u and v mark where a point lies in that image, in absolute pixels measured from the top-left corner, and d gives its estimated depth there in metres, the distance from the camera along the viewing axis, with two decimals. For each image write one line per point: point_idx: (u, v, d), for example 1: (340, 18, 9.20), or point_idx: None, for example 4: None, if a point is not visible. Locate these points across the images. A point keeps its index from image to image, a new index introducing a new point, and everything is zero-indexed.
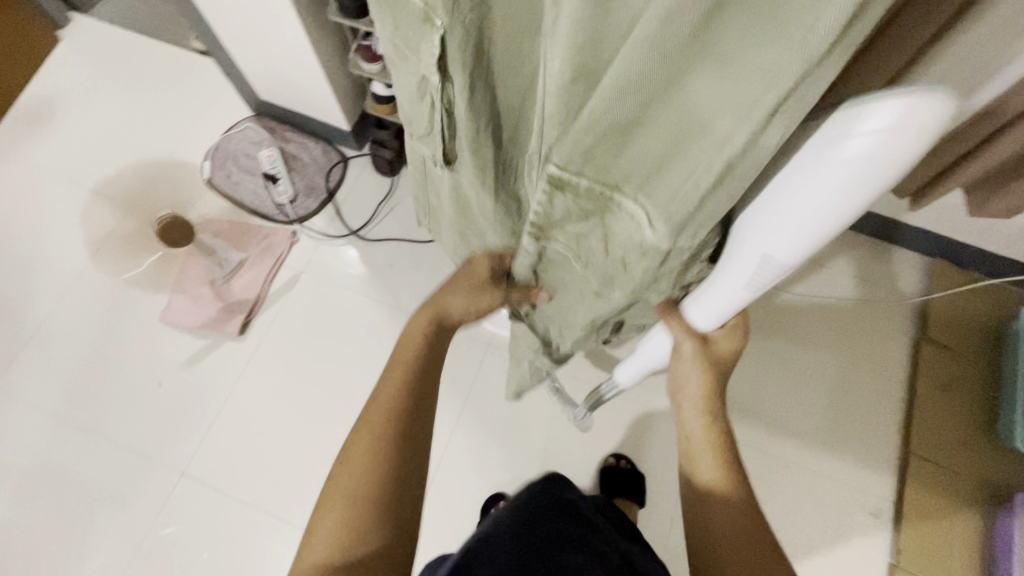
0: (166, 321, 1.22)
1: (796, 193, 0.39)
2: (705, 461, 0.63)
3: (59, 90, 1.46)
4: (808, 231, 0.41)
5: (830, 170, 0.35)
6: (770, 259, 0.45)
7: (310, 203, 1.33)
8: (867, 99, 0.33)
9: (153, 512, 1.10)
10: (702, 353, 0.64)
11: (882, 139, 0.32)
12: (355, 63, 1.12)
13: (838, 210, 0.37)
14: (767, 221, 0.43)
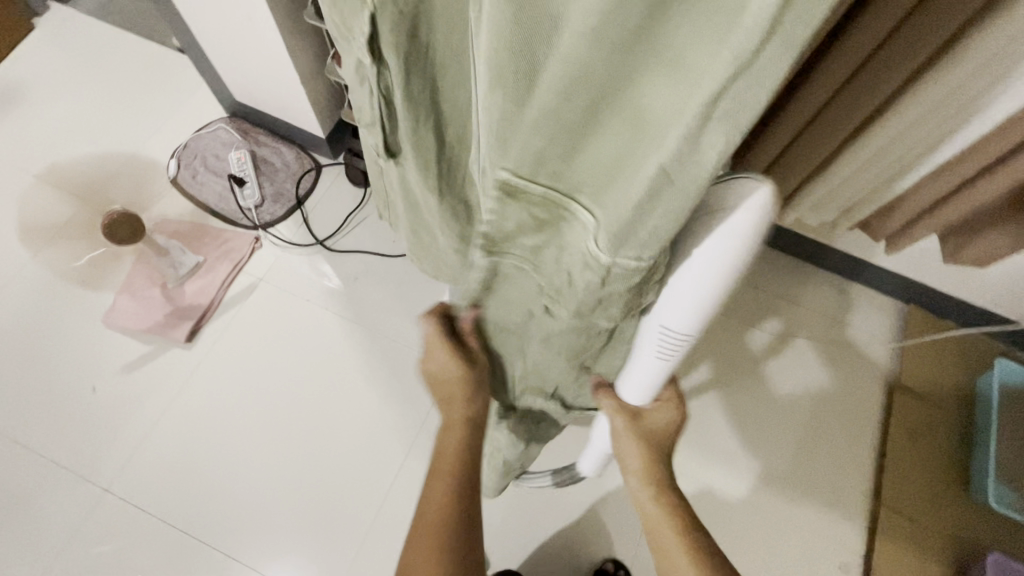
0: (109, 325, 1.14)
1: (681, 274, 0.42)
2: (681, 567, 0.54)
3: (26, 78, 1.40)
4: (697, 301, 0.43)
5: (699, 251, 0.40)
6: (669, 332, 0.48)
7: (277, 209, 1.28)
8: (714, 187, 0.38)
9: (67, 532, 0.99)
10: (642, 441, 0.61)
11: (742, 219, 0.37)
12: (331, 69, 1.09)
13: (709, 286, 0.41)
14: (662, 299, 0.46)
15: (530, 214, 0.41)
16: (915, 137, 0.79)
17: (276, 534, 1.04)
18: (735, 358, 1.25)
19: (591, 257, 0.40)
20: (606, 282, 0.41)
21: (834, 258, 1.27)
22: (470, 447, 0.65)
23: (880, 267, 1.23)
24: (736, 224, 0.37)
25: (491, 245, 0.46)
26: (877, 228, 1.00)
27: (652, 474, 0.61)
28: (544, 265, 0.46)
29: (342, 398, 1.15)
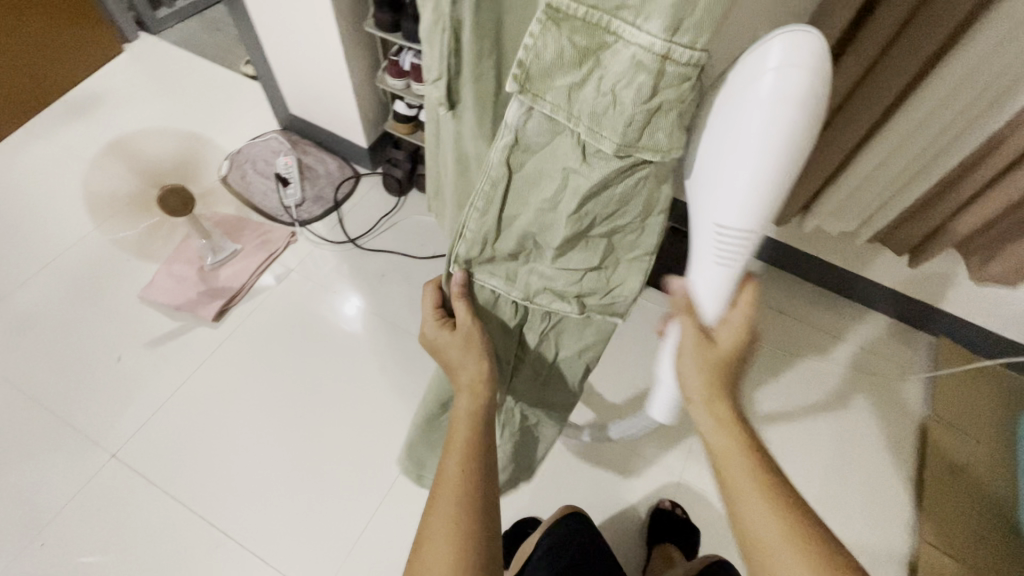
0: (144, 300, 1.21)
1: (729, 148, 0.42)
2: (755, 507, 0.49)
3: (106, 87, 1.55)
4: (751, 179, 0.42)
5: (747, 114, 0.40)
6: (724, 227, 0.46)
7: (315, 210, 1.36)
8: (761, 45, 0.40)
9: (69, 493, 1.01)
10: (710, 364, 0.54)
11: (788, 73, 0.38)
12: (383, 80, 1.19)
13: (769, 157, 0.40)
14: (709, 184, 0.45)
15: (569, 41, 0.41)
16: (920, 141, 0.85)
17: (270, 515, 1.01)
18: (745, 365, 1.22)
19: (641, 55, 0.39)
20: (655, 86, 0.40)
21: (860, 285, 1.26)
22: (487, 406, 0.62)
23: (909, 295, 1.21)
24: (793, 82, 0.38)
25: (525, 85, 0.43)
26: (897, 241, 1.04)
27: (719, 402, 0.54)
28: (580, 105, 0.43)
29: (356, 388, 1.15)
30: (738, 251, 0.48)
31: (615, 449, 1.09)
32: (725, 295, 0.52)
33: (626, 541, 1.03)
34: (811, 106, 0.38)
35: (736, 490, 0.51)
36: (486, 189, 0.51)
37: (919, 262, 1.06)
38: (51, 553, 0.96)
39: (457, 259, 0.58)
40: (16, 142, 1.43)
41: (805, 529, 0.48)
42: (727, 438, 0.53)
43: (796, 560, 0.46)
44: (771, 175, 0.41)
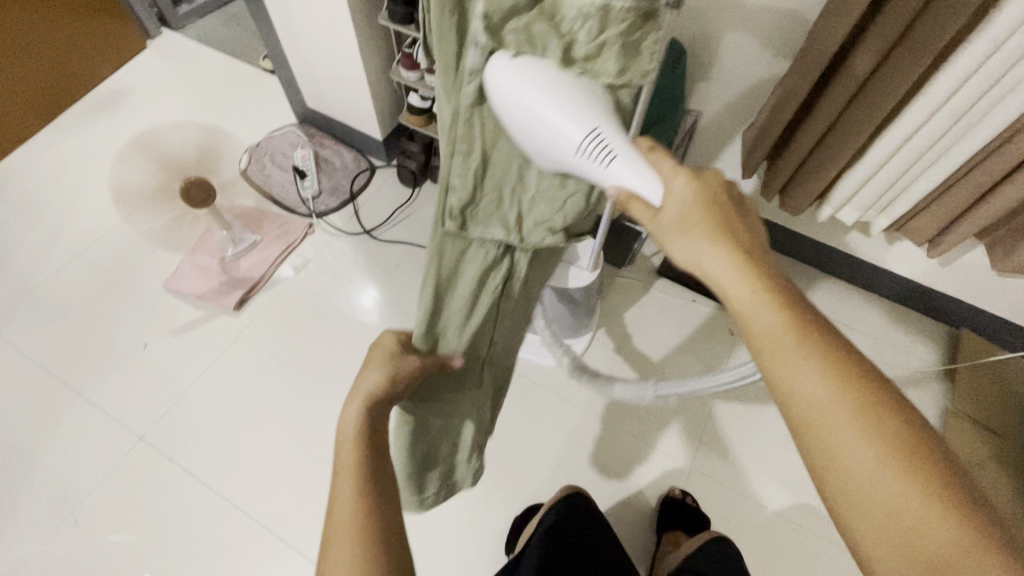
0: (168, 290, 1.25)
1: (516, 119, 0.47)
2: (809, 378, 0.41)
3: (130, 82, 1.59)
4: (544, 100, 0.46)
5: (544, 125, 0.47)
6: (579, 144, 0.47)
7: (331, 201, 1.39)
8: (492, 77, 0.47)
9: (99, 472, 1.06)
10: (703, 209, 0.46)
11: (509, 79, 0.46)
12: (397, 71, 1.20)
13: (541, 79, 0.46)
14: (547, 149, 0.48)
15: None
16: (933, 130, 0.84)
17: (288, 496, 1.05)
18: None
19: (591, 6, 0.43)
20: (603, 27, 0.44)
21: (877, 275, 1.24)
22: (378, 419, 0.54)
23: (929, 285, 1.19)
24: (503, 61, 0.46)
25: (489, 29, 0.44)
26: (918, 229, 1.02)
27: None
28: (544, 39, 0.46)
29: None
30: (607, 145, 0.46)
31: (625, 438, 1.10)
32: (658, 185, 0.47)
33: (636, 524, 1.04)
34: (545, 90, 0.46)
35: (781, 361, 0.42)
36: (465, 134, 0.51)
37: (940, 251, 1.04)
38: (84, 531, 1.01)
39: (451, 214, 0.56)
40: (45, 137, 1.48)
41: (863, 384, 0.40)
42: (749, 292, 0.44)
43: (854, 426, 0.39)
44: (552, 82, 0.46)
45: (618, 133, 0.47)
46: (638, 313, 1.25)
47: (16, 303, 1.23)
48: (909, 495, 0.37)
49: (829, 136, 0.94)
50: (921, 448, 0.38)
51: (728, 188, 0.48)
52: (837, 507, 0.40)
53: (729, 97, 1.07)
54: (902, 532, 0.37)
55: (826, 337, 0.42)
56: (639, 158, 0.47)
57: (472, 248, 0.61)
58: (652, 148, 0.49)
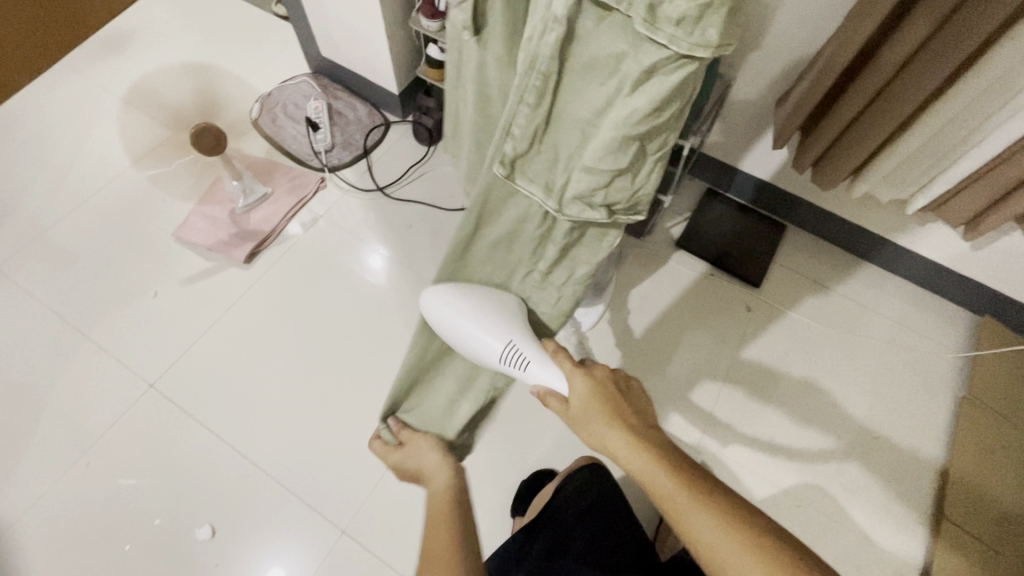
0: (178, 239, 1.23)
1: (448, 333, 0.71)
2: (703, 523, 0.48)
3: (137, 22, 1.54)
4: (467, 322, 0.69)
5: (473, 346, 0.69)
6: (501, 353, 0.68)
7: (344, 156, 1.35)
8: (425, 304, 0.72)
9: (110, 417, 1.07)
10: (598, 399, 0.60)
11: (445, 302, 0.70)
12: (416, 20, 1.14)
13: (458, 305, 0.69)
14: (476, 351, 0.70)
15: None
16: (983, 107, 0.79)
17: (294, 449, 1.06)
18: (774, 332, 1.18)
19: None
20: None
21: (902, 257, 1.21)
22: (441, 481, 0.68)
23: (957, 270, 1.15)
24: (432, 295, 0.71)
25: None
26: (954, 212, 0.98)
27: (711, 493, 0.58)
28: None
29: (380, 334, 1.17)
30: (520, 353, 0.67)
31: None
32: (563, 383, 0.64)
33: (639, 493, 1.04)
34: (467, 320, 0.69)
35: (682, 514, 0.49)
36: (537, 83, 0.50)
37: (976, 235, 1.00)
38: (95, 472, 1.02)
39: (502, 160, 0.57)
40: (51, 76, 1.43)
41: (746, 525, 0.48)
42: (642, 463, 0.53)
43: (749, 565, 0.46)
44: (473, 310, 0.69)
45: (527, 342, 0.68)
46: (653, 284, 1.22)
47: (25, 245, 1.21)
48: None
49: (873, 108, 0.88)
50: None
51: (615, 379, 0.62)
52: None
53: (767, 62, 1.01)
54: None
55: (710, 489, 0.50)
56: (546, 360, 0.66)
57: (518, 197, 0.63)
58: (556, 350, 0.66)
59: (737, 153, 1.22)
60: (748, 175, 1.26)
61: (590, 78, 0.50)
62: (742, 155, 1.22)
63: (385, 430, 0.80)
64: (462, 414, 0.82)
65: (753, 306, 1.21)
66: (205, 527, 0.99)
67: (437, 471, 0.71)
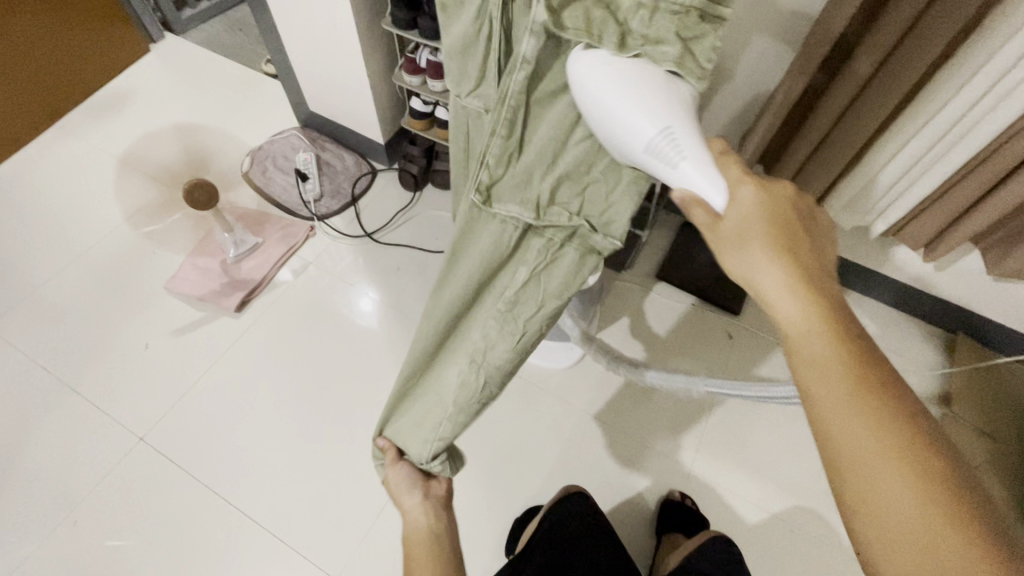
0: (169, 290, 1.25)
1: (598, 112, 0.47)
2: (843, 390, 0.41)
3: (133, 85, 1.60)
4: (625, 93, 0.45)
5: (630, 110, 0.45)
6: (651, 141, 0.45)
7: (333, 204, 1.40)
8: (575, 65, 0.47)
9: (100, 472, 1.06)
10: (762, 229, 0.46)
11: (592, 65, 0.46)
12: (400, 76, 1.21)
13: (617, 68, 0.46)
14: (620, 142, 0.47)
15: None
16: (930, 134, 0.85)
17: (287, 497, 1.05)
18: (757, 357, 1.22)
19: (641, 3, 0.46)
20: (655, 17, 0.46)
21: (873, 280, 1.26)
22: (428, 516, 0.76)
23: (925, 290, 1.20)
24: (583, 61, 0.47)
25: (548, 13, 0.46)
26: (914, 234, 1.03)
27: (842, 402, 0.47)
28: (603, 25, 0.46)
29: (372, 375, 1.18)
30: (679, 144, 0.45)
31: (625, 442, 1.10)
32: (723, 190, 0.46)
33: (636, 524, 1.04)
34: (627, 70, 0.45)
35: (823, 381, 0.42)
36: (508, 116, 0.51)
37: (936, 256, 1.05)
38: (82, 531, 1.01)
39: (478, 187, 0.56)
40: (48, 138, 1.48)
41: (901, 425, 0.40)
42: (796, 311, 0.44)
43: (889, 451, 0.39)
44: (631, 75, 0.46)
45: (691, 133, 0.46)
46: (637, 316, 1.26)
47: (17, 304, 1.23)
48: (927, 522, 0.38)
49: (833, 135, 0.93)
50: (950, 476, 0.38)
51: (796, 205, 0.48)
52: (864, 526, 0.40)
53: (730, 102, 1.09)
54: (927, 556, 0.37)
55: (869, 360, 0.42)
56: (709, 163, 0.46)
57: (492, 224, 0.59)
58: (723, 153, 0.49)
59: None
60: None
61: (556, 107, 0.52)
62: None
63: (376, 450, 0.78)
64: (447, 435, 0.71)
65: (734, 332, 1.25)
66: None
67: (423, 527, 0.75)
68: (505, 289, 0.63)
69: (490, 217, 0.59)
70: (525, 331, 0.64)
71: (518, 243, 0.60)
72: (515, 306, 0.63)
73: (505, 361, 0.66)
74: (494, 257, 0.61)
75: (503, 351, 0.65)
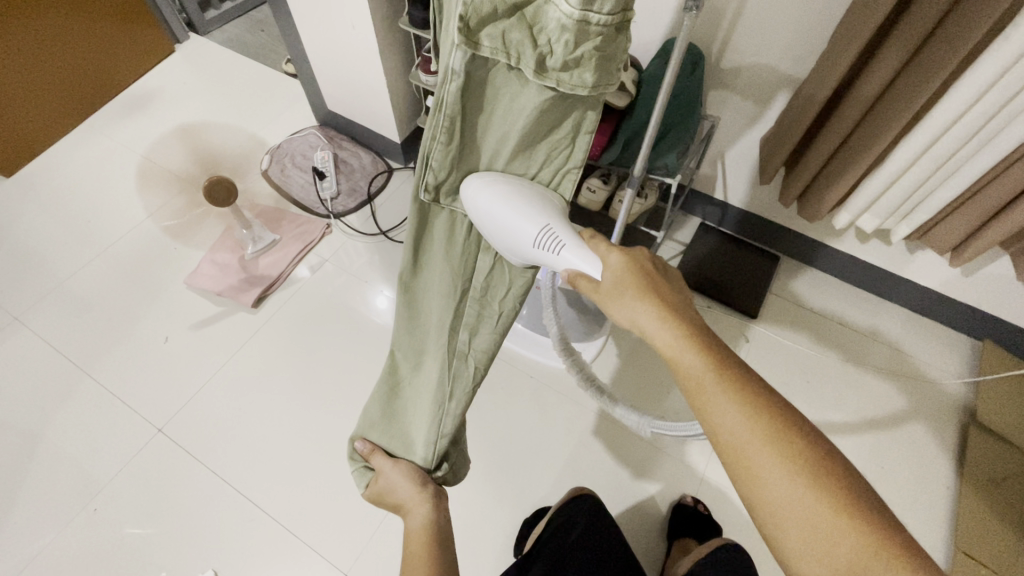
0: (189, 286, 1.28)
1: (490, 219, 0.59)
2: (727, 408, 0.43)
3: (157, 84, 1.64)
4: (509, 202, 0.58)
5: (517, 224, 0.58)
6: (535, 238, 0.58)
7: (349, 202, 1.41)
8: (467, 194, 0.61)
9: (119, 461, 1.08)
10: (631, 273, 0.52)
11: (477, 192, 0.60)
12: (415, 75, 1.21)
13: (501, 190, 0.59)
14: (513, 242, 0.60)
15: None
16: (958, 134, 0.81)
17: (298, 491, 1.06)
18: (776, 363, 1.20)
19: (564, 22, 0.45)
20: (578, 41, 0.46)
21: (895, 285, 1.23)
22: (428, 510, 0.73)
23: (950, 295, 1.17)
24: (478, 185, 0.60)
25: (467, 34, 0.46)
26: (939, 238, 1.01)
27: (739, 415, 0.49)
28: (520, 46, 0.47)
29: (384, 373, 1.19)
30: (556, 237, 0.57)
31: (637, 445, 1.10)
32: (597, 264, 0.55)
33: (648, 528, 1.03)
34: (504, 191, 0.59)
35: (708, 403, 0.43)
36: (446, 125, 0.55)
37: (963, 261, 1.02)
38: (101, 519, 1.03)
39: (426, 188, 0.61)
40: (76, 136, 1.53)
41: (781, 421, 0.42)
42: (673, 339, 0.47)
43: (774, 461, 0.41)
44: (510, 192, 0.59)
45: (565, 226, 0.58)
46: None
47: (44, 295, 1.26)
48: (823, 516, 0.39)
49: (854, 136, 0.92)
50: (834, 469, 0.41)
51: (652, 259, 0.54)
52: (776, 537, 0.41)
53: (748, 102, 1.06)
54: (830, 554, 0.39)
55: (745, 377, 0.44)
56: (580, 244, 0.57)
57: (444, 213, 0.67)
58: (592, 237, 0.58)
59: (725, 189, 1.27)
60: (738, 210, 1.30)
61: (494, 111, 0.56)
62: (730, 190, 1.26)
63: (355, 453, 0.81)
64: (449, 429, 0.76)
65: (750, 336, 1.23)
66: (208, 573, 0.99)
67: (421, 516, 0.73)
68: (474, 280, 0.72)
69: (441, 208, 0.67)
70: (501, 312, 0.73)
71: (474, 239, 0.71)
72: (488, 290, 0.72)
73: (489, 344, 0.74)
74: (455, 258, 0.71)
75: (486, 336, 0.73)
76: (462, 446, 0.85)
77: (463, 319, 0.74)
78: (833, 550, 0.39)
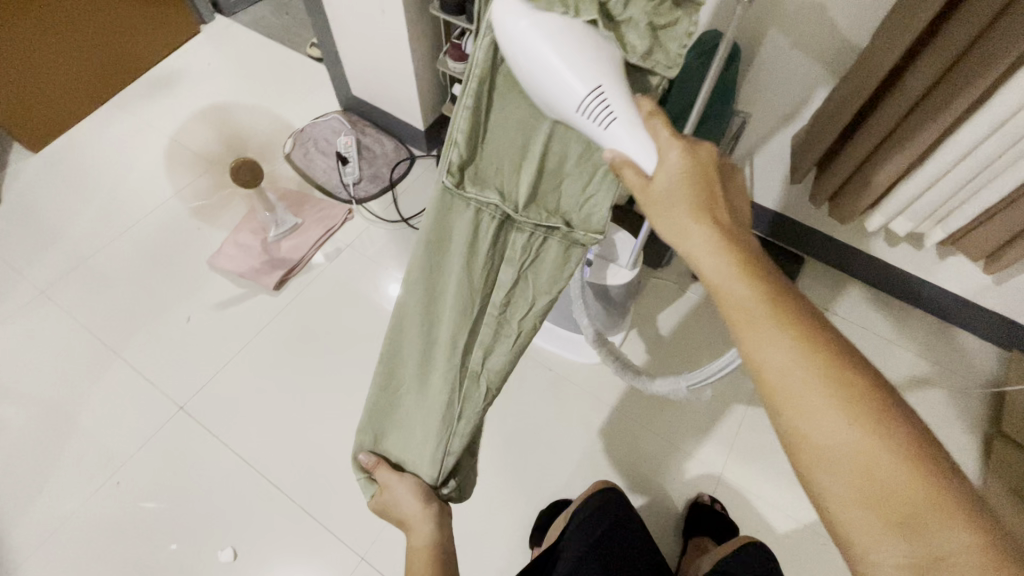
0: (212, 267, 1.29)
1: (526, 67, 0.45)
2: (781, 343, 0.42)
3: (183, 64, 1.65)
4: (555, 49, 0.44)
5: (562, 74, 0.44)
6: (582, 102, 0.45)
7: (371, 188, 1.41)
8: (504, 12, 0.44)
9: (142, 437, 1.10)
10: (692, 182, 0.47)
11: (517, 17, 0.44)
12: (443, 61, 1.20)
13: (549, 24, 0.44)
14: (551, 99, 0.46)
15: None
16: (1001, 141, 0.79)
17: (317, 472, 1.07)
18: None
19: None
20: (639, 2, 0.45)
21: (922, 290, 1.21)
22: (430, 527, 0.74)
23: (979, 302, 1.15)
24: (518, 7, 0.44)
25: None
26: (973, 244, 0.99)
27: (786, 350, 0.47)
28: (578, 2, 0.44)
29: None
30: (609, 107, 0.45)
31: (654, 441, 1.09)
32: (654, 153, 0.47)
33: (663, 525, 1.03)
34: (548, 28, 0.43)
35: (754, 334, 0.43)
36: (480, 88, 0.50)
37: (997, 268, 1.00)
38: (123, 493, 1.05)
39: (451, 169, 0.55)
40: (102, 114, 1.54)
41: (836, 356, 0.41)
42: (726, 265, 0.44)
43: (825, 397, 0.40)
44: (556, 32, 0.44)
45: (622, 94, 0.45)
46: (671, 314, 1.24)
47: (70, 271, 1.28)
48: (870, 457, 0.39)
49: (892, 138, 0.89)
50: (887, 407, 0.40)
51: (715, 166, 0.49)
52: (811, 474, 0.41)
53: (783, 99, 1.04)
54: (873, 489, 0.39)
55: (797, 309, 0.43)
56: (639, 123, 0.46)
57: (469, 211, 0.60)
58: (652, 112, 0.48)
59: (753, 187, 1.25)
60: (764, 209, 1.28)
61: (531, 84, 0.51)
62: (758, 189, 1.24)
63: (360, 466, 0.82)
64: (457, 449, 0.77)
65: None
66: (227, 550, 1.00)
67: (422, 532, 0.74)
68: (495, 295, 0.69)
69: (465, 205, 0.60)
70: (519, 332, 0.71)
71: (497, 250, 0.65)
72: (508, 308, 0.69)
73: (503, 365, 0.73)
74: (475, 269, 0.66)
75: (501, 356, 0.72)
76: (475, 447, 0.85)
77: (480, 335, 0.72)
78: (874, 489, 0.39)
